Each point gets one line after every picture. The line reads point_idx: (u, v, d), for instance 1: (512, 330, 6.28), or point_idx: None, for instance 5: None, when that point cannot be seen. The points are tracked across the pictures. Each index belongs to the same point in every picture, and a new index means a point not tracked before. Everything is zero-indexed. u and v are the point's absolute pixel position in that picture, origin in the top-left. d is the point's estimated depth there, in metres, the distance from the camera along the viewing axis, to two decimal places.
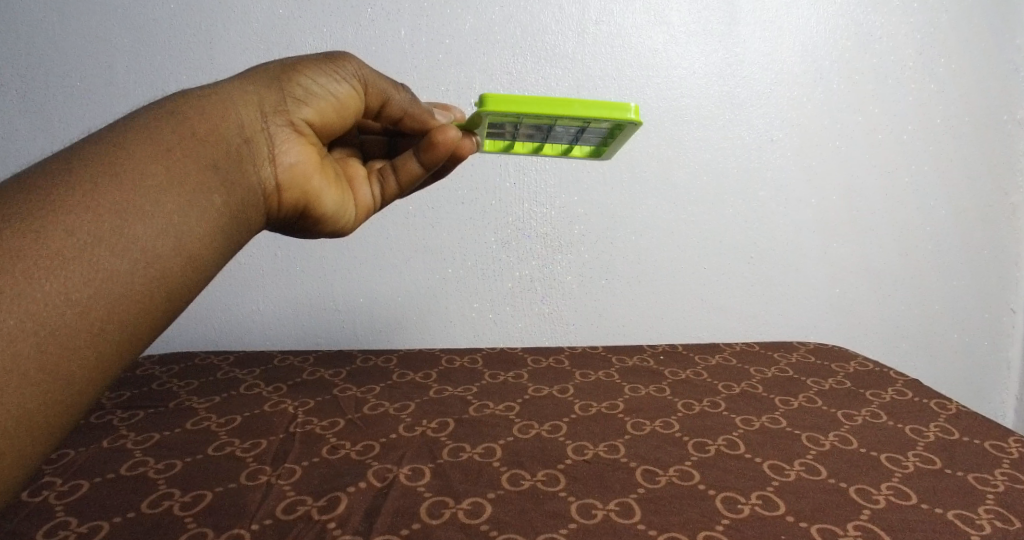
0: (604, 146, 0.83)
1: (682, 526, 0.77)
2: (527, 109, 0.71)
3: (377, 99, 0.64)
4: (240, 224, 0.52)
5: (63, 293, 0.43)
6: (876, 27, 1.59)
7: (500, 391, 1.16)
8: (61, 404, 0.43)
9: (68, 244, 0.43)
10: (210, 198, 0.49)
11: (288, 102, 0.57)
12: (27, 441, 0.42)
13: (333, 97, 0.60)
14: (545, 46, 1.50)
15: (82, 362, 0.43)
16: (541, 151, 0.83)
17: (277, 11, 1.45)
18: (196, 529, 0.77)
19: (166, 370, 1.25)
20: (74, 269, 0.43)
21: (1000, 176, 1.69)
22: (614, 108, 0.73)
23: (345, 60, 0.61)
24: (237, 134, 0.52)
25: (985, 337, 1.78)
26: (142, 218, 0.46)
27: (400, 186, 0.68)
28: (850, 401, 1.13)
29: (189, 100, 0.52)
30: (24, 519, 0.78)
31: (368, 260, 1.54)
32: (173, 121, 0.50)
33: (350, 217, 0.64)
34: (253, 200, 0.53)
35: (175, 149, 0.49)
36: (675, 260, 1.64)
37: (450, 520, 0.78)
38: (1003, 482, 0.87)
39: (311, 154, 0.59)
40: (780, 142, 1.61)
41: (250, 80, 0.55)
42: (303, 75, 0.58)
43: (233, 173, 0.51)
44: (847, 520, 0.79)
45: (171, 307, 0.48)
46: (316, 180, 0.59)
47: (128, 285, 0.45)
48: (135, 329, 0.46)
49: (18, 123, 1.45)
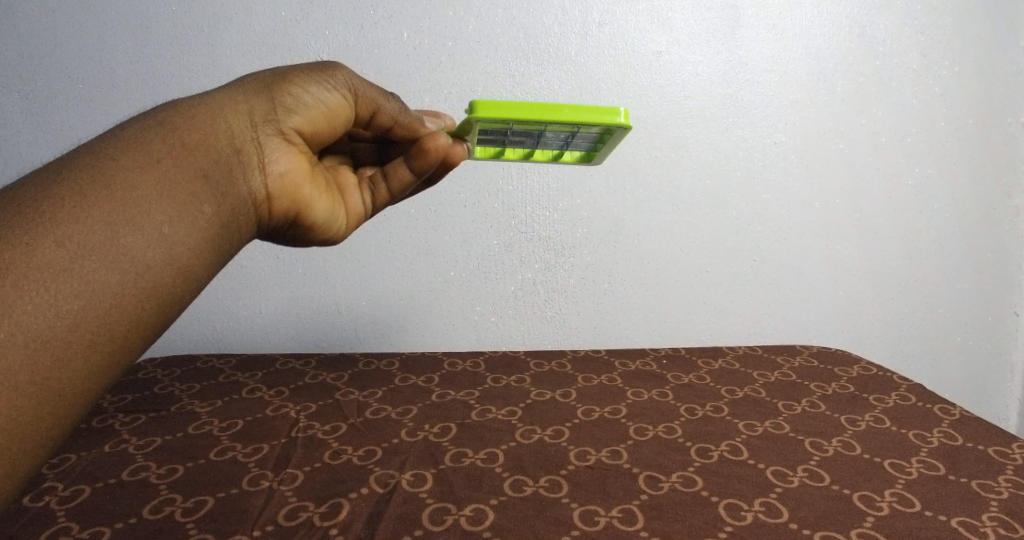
0: (595, 150, 0.83)
1: (684, 533, 0.77)
2: (515, 115, 0.70)
3: (368, 108, 0.64)
4: (232, 234, 0.52)
5: (54, 306, 0.43)
6: (880, 29, 1.58)
7: (502, 395, 1.16)
8: (53, 416, 0.43)
9: (58, 255, 0.43)
10: (201, 208, 0.49)
11: (277, 111, 0.56)
12: (21, 453, 0.42)
13: (324, 106, 0.59)
14: (548, 48, 1.50)
15: (74, 374, 0.43)
16: (530, 156, 0.83)
17: (279, 13, 1.44)
18: (198, 535, 0.77)
19: (169, 373, 1.25)
20: (65, 281, 0.43)
21: (1003, 178, 1.69)
22: (603, 111, 0.72)
23: (335, 69, 0.60)
24: (227, 143, 0.52)
25: (989, 340, 1.77)
26: (133, 229, 0.46)
27: (390, 192, 0.68)
28: (854, 406, 1.12)
29: (179, 110, 0.51)
30: (26, 524, 0.78)
31: (369, 262, 1.54)
32: (163, 131, 0.49)
33: (340, 225, 0.64)
34: (244, 209, 0.53)
35: (165, 159, 0.48)
36: (678, 263, 1.63)
37: (452, 527, 0.78)
38: (1007, 489, 0.87)
39: (302, 162, 0.58)
40: (783, 145, 1.61)
41: (240, 89, 0.55)
42: (294, 84, 0.58)
43: (224, 183, 0.51)
44: (851, 527, 0.79)
45: (162, 317, 0.47)
46: (306, 188, 0.59)
47: (118, 296, 0.45)
48: (126, 341, 0.45)
49: (19, 125, 1.45)
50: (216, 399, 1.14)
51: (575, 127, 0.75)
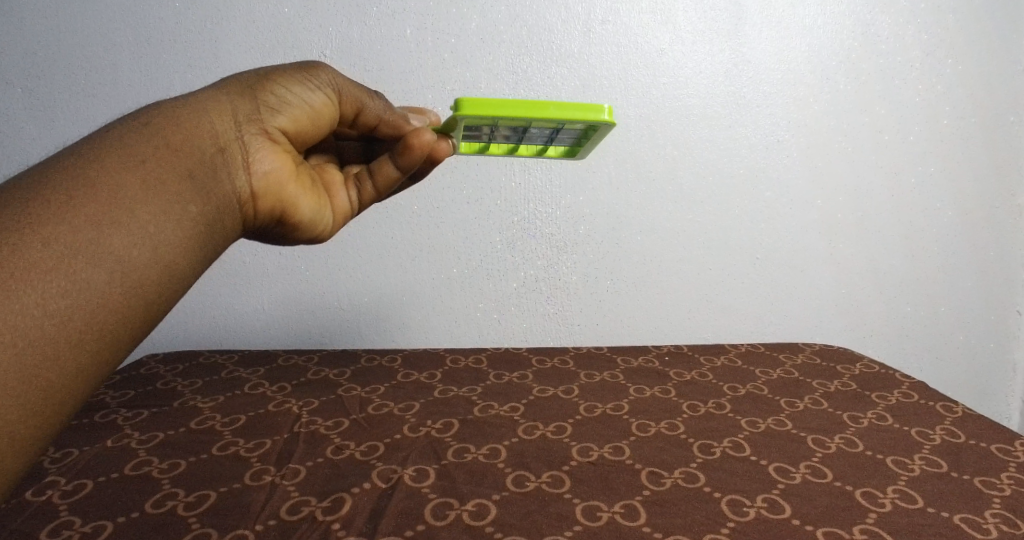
0: (580, 146, 0.82)
1: (686, 529, 0.77)
2: (502, 113, 0.70)
3: (352, 107, 0.64)
4: (217, 233, 0.52)
5: (42, 304, 0.42)
6: (883, 28, 1.58)
7: (504, 391, 1.16)
8: (43, 415, 0.43)
9: (45, 255, 0.43)
10: (186, 207, 0.49)
11: (261, 111, 0.56)
12: (16, 451, 0.42)
13: (308, 106, 0.59)
14: (551, 46, 1.50)
15: (61, 372, 0.43)
16: (516, 152, 0.83)
17: (283, 10, 1.44)
18: (201, 529, 0.77)
19: (170, 368, 1.25)
20: (52, 280, 0.43)
21: (1005, 176, 1.69)
22: (587, 108, 0.72)
23: (318, 69, 0.60)
24: (211, 142, 0.52)
25: (992, 339, 1.77)
26: (120, 229, 0.46)
27: (377, 189, 0.68)
28: (857, 403, 1.12)
29: (162, 111, 0.51)
30: (28, 519, 0.78)
31: (371, 258, 1.54)
32: (147, 132, 0.49)
33: (327, 224, 0.64)
34: (229, 209, 0.53)
35: (150, 159, 0.48)
36: (681, 261, 1.63)
37: (454, 522, 0.78)
38: (1010, 486, 0.86)
39: (287, 161, 0.58)
40: (786, 143, 1.61)
41: (223, 89, 0.55)
42: (277, 85, 0.58)
43: (208, 183, 0.51)
44: (853, 523, 0.78)
45: (150, 315, 0.47)
46: (291, 187, 0.59)
47: (105, 295, 0.45)
48: (115, 338, 0.45)
49: (24, 122, 1.45)
50: (218, 394, 1.14)
51: (561, 124, 0.75)
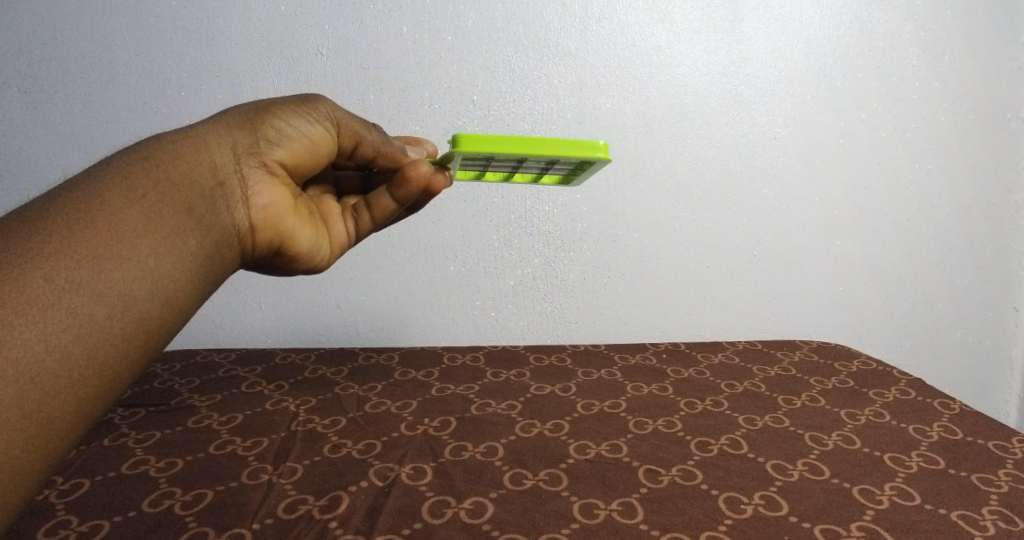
0: (574, 175, 0.83)
1: (684, 526, 0.77)
2: (499, 149, 0.70)
3: (351, 139, 0.64)
4: (217, 266, 0.51)
5: (43, 339, 0.42)
6: (881, 24, 1.58)
7: (501, 389, 1.16)
8: (42, 450, 0.42)
9: (46, 290, 0.43)
10: (186, 241, 0.48)
11: (260, 144, 0.56)
12: (14, 479, 0.41)
13: (307, 138, 0.59)
14: (549, 43, 1.50)
15: (61, 407, 0.42)
16: (511, 178, 0.83)
17: (278, 8, 1.44)
18: (197, 528, 0.76)
19: (168, 368, 1.24)
20: (54, 314, 0.43)
21: (1003, 174, 1.69)
22: (583, 147, 0.73)
23: (317, 102, 0.61)
24: (210, 176, 0.51)
25: (989, 336, 1.77)
26: (121, 263, 0.45)
27: (374, 220, 0.68)
28: (853, 400, 1.12)
29: (162, 145, 0.51)
30: (24, 519, 0.78)
31: (369, 258, 1.54)
32: (147, 166, 0.49)
33: (325, 254, 0.63)
34: (227, 241, 0.52)
35: (150, 194, 0.48)
36: (679, 257, 1.63)
37: (451, 520, 0.78)
38: (1007, 483, 0.87)
39: (286, 194, 0.58)
40: (783, 140, 1.61)
41: (222, 122, 0.55)
42: (277, 117, 0.57)
43: (208, 216, 0.50)
44: (850, 520, 0.78)
45: (150, 349, 0.47)
46: (290, 220, 0.58)
47: (106, 330, 0.44)
48: (115, 372, 0.45)
49: (20, 121, 1.44)
50: (215, 393, 1.14)
51: (555, 160, 0.75)
